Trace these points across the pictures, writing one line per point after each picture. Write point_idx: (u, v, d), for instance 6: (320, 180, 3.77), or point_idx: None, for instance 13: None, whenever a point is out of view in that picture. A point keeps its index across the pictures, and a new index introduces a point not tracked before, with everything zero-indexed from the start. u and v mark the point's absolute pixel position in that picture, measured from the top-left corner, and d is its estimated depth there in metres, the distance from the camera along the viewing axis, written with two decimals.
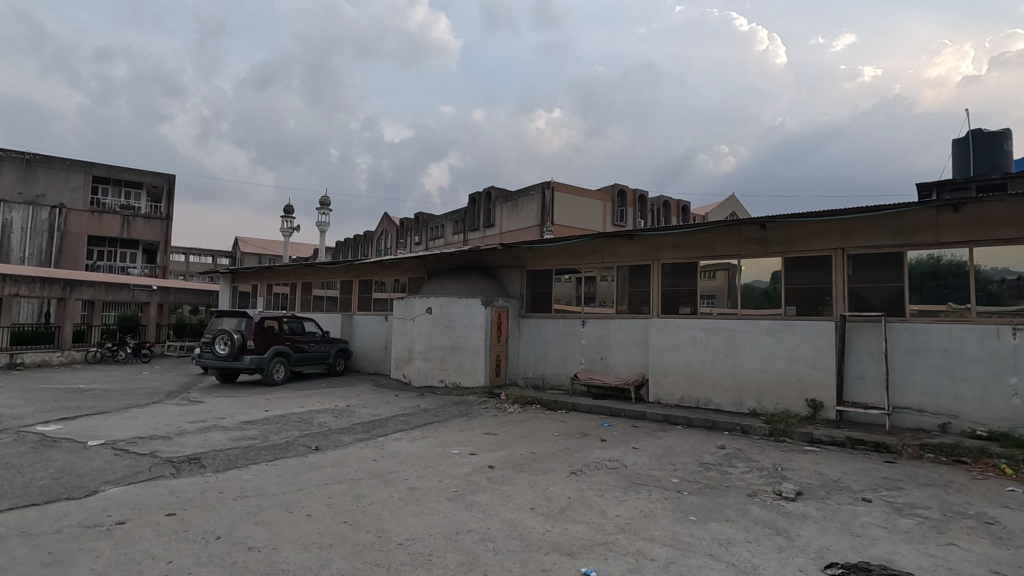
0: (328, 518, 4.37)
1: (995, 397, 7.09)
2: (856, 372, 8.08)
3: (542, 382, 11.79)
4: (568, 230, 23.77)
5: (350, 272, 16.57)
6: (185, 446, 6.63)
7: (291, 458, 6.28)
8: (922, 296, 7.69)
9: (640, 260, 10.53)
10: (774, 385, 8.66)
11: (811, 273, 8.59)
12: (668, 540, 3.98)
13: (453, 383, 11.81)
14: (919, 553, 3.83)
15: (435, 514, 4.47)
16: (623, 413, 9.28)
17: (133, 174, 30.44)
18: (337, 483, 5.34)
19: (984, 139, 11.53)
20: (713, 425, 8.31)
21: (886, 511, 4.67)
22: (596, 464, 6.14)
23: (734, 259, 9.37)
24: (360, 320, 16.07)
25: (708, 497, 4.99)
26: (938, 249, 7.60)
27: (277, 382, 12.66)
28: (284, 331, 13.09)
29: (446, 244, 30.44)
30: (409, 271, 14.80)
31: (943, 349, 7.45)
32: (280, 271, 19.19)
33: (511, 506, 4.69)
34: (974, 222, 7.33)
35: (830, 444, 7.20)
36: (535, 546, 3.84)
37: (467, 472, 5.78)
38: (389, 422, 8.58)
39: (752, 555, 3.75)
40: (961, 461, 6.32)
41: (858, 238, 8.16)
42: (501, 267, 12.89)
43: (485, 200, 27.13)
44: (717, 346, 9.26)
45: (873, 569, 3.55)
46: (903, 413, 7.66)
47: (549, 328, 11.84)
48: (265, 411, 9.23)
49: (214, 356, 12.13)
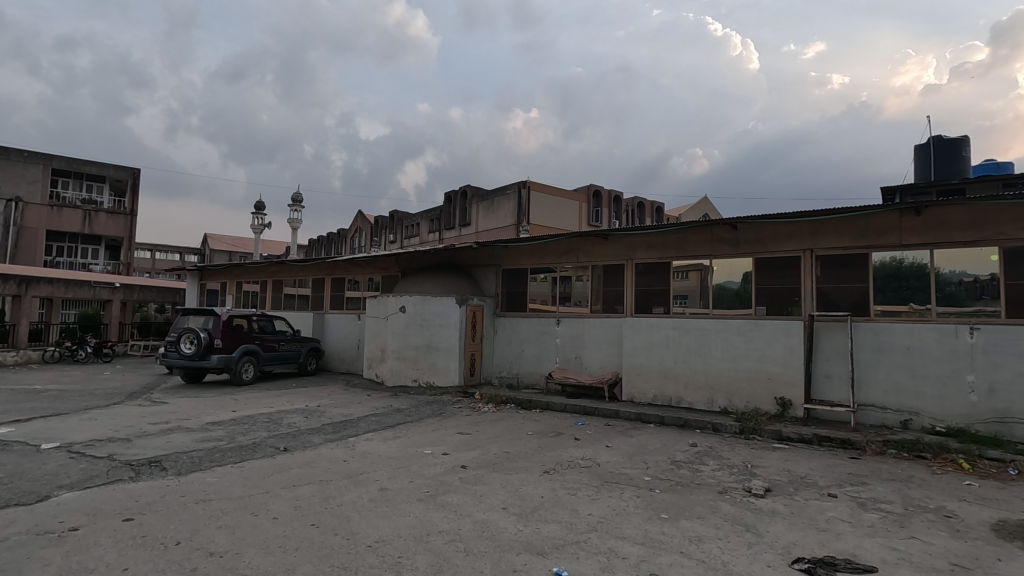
0: (294, 520, 4.26)
1: (953, 395, 7.32)
2: (823, 371, 8.26)
3: (517, 381, 11.76)
4: (545, 230, 23.78)
5: (322, 270, 16.29)
6: (146, 448, 6.39)
7: (258, 460, 6.12)
8: (886, 297, 7.90)
9: (615, 260, 10.60)
10: (744, 383, 8.79)
11: (781, 274, 8.76)
12: (639, 538, 3.99)
13: (427, 383, 11.70)
14: (882, 547, 3.92)
15: (406, 515, 4.40)
16: (596, 412, 9.30)
17: (95, 167, 29.42)
18: (305, 485, 5.21)
19: (944, 146, 11.93)
20: (685, 423, 8.41)
21: (851, 506, 4.78)
22: (569, 462, 6.13)
23: (706, 259, 9.49)
24: (332, 319, 15.79)
25: (680, 495, 5.01)
26: (900, 251, 7.82)
27: (245, 382, 12.37)
28: (253, 330, 12.78)
29: (421, 243, 30.22)
30: (383, 269, 14.62)
31: (906, 348, 7.67)
32: (250, 270, 18.77)
33: (483, 506, 4.65)
34: (935, 225, 7.56)
35: (798, 441, 7.33)
36: (507, 546, 3.81)
37: (438, 472, 5.71)
38: (360, 422, 8.43)
39: (722, 552, 3.78)
40: (921, 457, 6.51)
41: (826, 239, 8.35)
42: (476, 267, 12.82)
43: (461, 199, 27.00)
44: (690, 345, 9.37)
45: (837, 563, 3.62)
46: (867, 410, 7.86)
47: (524, 327, 11.82)
48: (233, 412, 9.01)
49: (179, 355, 11.78)
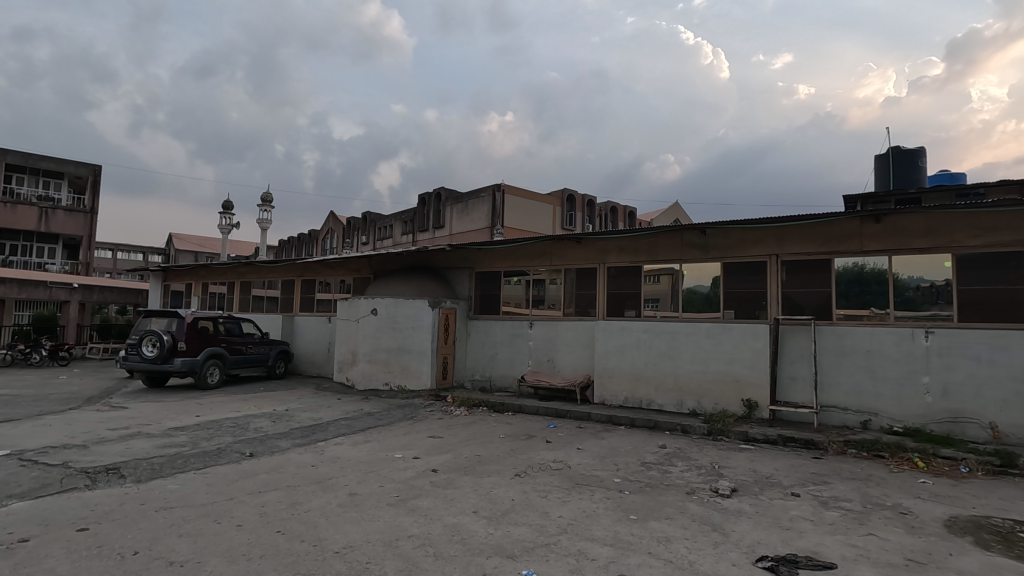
0: (259, 527, 4.16)
1: (910, 396, 7.60)
2: (788, 373, 8.48)
3: (490, 384, 11.75)
4: (518, 233, 23.85)
5: (292, 272, 16.00)
6: (104, 455, 6.17)
7: (223, 466, 5.97)
8: (848, 301, 8.17)
9: (588, 263, 10.69)
10: (713, 385, 8.95)
11: (748, 278, 8.97)
12: (608, 539, 4.03)
13: (399, 387, 11.58)
14: (841, 544, 4.04)
15: (375, 520, 4.35)
16: (568, 415, 9.35)
17: (54, 163, 28.36)
18: (272, 491, 5.10)
19: (902, 156, 12.41)
20: (655, 425, 8.53)
21: (814, 505, 4.92)
22: (541, 465, 6.15)
23: (676, 264, 9.65)
24: (302, 321, 15.52)
25: (649, 496, 5.08)
26: (862, 258, 8.09)
27: (210, 386, 12.06)
28: (219, 332, 12.46)
29: (394, 245, 29.96)
30: (355, 271, 14.44)
31: (866, 351, 7.93)
32: (217, 270, 18.30)
33: (454, 509, 4.63)
34: (893, 232, 7.85)
35: (763, 442, 7.51)
36: (477, 550, 3.80)
37: (409, 476, 5.66)
38: (330, 426, 8.29)
39: (689, 551, 3.84)
40: (880, 456, 6.73)
41: (791, 245, 8.59)
42: (450, 269, 12.77)
43: (435, 201, 26.88)
44: (660, 348, 9.51)
45: (799, 561, 3.71)
46: (829, 411, 8.10)
47: (497, 330, 11.82)
48: (196, 417, 8.76)
49: (141, 358, 11.39)
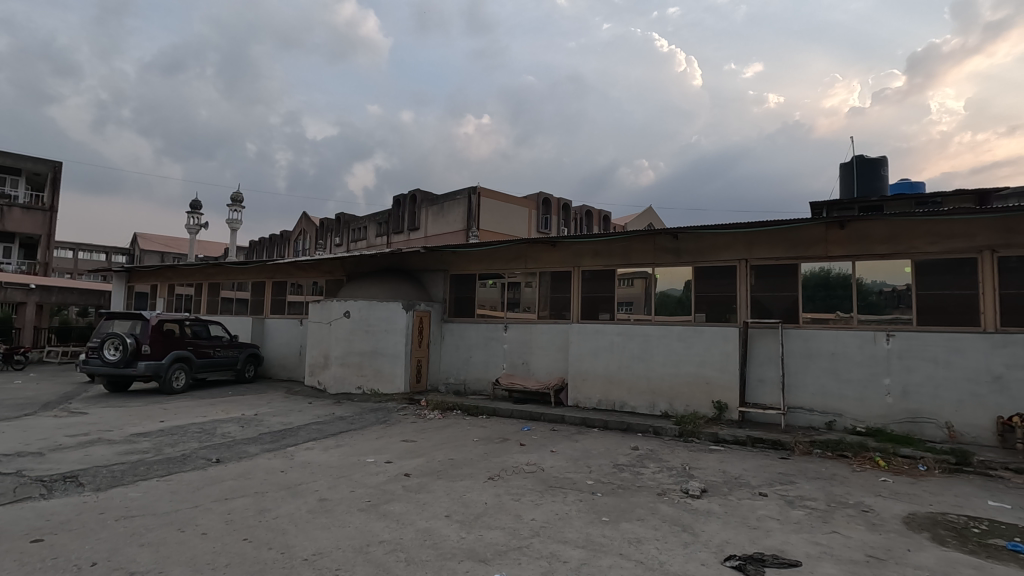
0: (225, 535, 4.06)
1: (872, 397, 7.84)
2: (757, 375, 8.67)
3: (464, 388, 11.71)
4: (494, 236, 23.87)
5: (263, 273, 15.70)
6: (61, 463, 5.93)
7: (187, 472, 5.81)
8: (814, 305, 8.39)
9: (562, 266, 10.75)
10: (684, 388, 9.09)
11: (719, 282, 9.14)
12: (581, 541, 4.05)
13: (372, 390, 11.46)
14: (806, 542, 4.14)
15: (345, 526, 4.28)
16: (542, 417, 9.38)
17: (10, 159, 27.28)
18: (239, 497, 4.98)
19: (865, 165, 12.84)
20: (627, 427, 8.63)
21: (780, 504, 5.03)
22: (514, 468, 6.16)
23: (649, 268, 9.78)
24: (273, 323, 15.22)
25: (621, 497, 5.13)
26: (827, 263, 8.33)
27: (176, 391, 11.72)
28: (186, 335, 12.13)
29: (368, 247, 29.63)
30: (328, 273, 14.24)
31: (831, 353, 8.17)
32: (184, 271, 17.82)
33: (426, 514, 4.59)
34: (857, 238, 8.10)
35: (733, 443, 7.66)
36: (449, 554, 3.77)
37: (381, 481, 5.59)
38: (300, 431, 8.15)
39: (659, 552, 3.89)
40: (844, 456, 6.92)
41: (760, 250, 8.79)
42: (424, 271, 12.69)
43: (410, 202, 26.70)
44: (633, 350, 9.62)
45: (765, 559, 3.80)
46: (796, 412, 8.30)
47: (471, 333, 11.79)
48: (160, 422, 8.51)
49: (102, 362, 11.01)
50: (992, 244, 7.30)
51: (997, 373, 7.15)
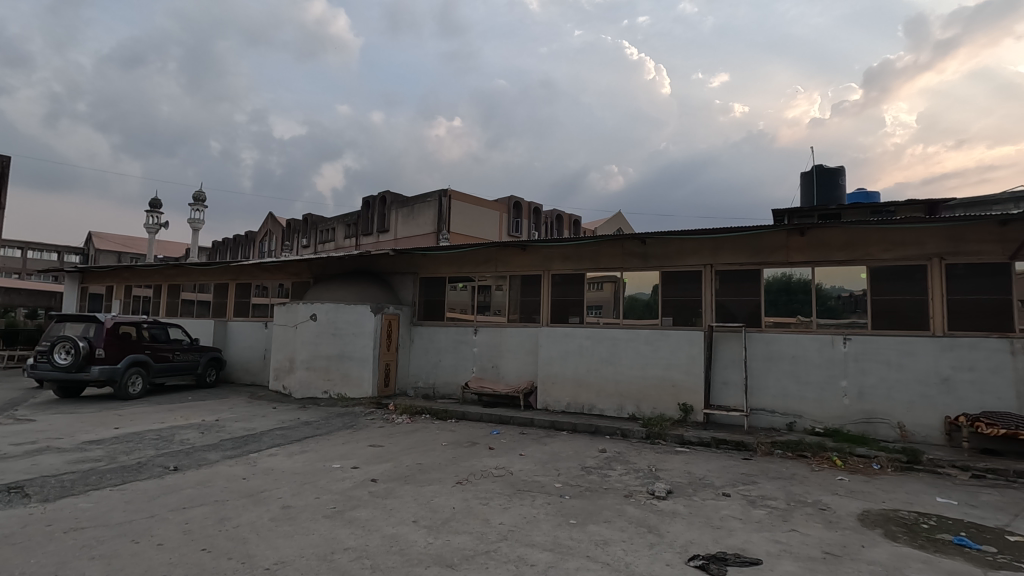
0: (182, 545, 3.93)
1: (830, 399, 8.11)
2: (721, 378, 8.87)
3: (433, 392, 11.62)
4: (465, 239, 23.81)
5: (226, 274, 15.28)
6: (5, 473, 5.64)
7: (143, 481, 5.59)
8: (776, 310, 8.65)
9: (532, 270, 10.80)
10: (651, 391, 9.23)
11: (685, 287, 9.33)
12: (548, 544, 4.06)
13: (339, 395, 11.27)
14: (767, 540, 4.26)
15: (310, 534, 4.19)
16: (512, 421, 9.39)
17: None
18: (198, 506, 4.82)
19: (824, 174, 13.31)
20: (596, 430, 8.71)
21: (742, 504, 5.15)
22: (483, 472, 6.14)
23: (618, 272, 9.91)
24: (236, 326, 14.82)
25: (589, 500, 5.17)
26: (788, 268, 8.60)
27: (132, 397, 11.30)
28: (143, 338, 11.70)
29: (337, 249, 29.16)
30: (294, 275, 13.95)
31: (792, 356, 8.42)
32: (142, 272, 17.20)
33: (393, 520, 4.54)
34: (816, 245, 8.38)
35: (698, 444, 7.81)
36: (416, 560, 3.73)
37: (347, 487, 5.50)
38: (263, 436, 7.94)
39: (625, 553, 3.94)
40: (803, 456, 7.14)
41: (724, 256, 9.01)
42: (393, 274, 12.57)
43: (380, 204, 26.42)
44: (602, 354, 9.72)
45: (728, 558, 3.88)
46: (758, 414, 8.52)
47: (441, 336, 11.72)
48: (115, 429, 8.17)
49: (52, 366, 10.51)
50: (941, 252, 7.66)
51: (945, 375, 7.49)
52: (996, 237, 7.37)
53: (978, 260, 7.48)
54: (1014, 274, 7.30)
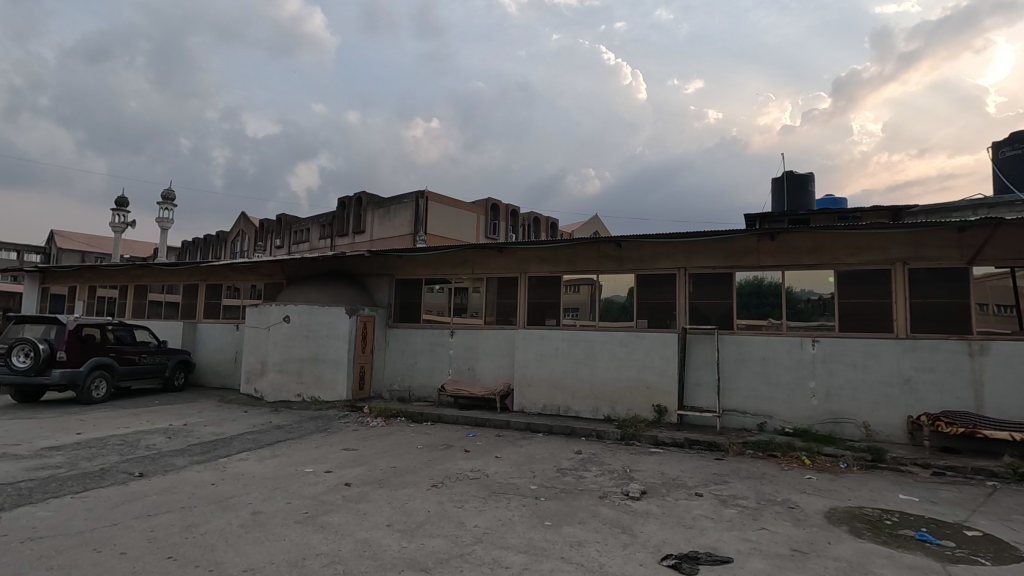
0: (147, 554, 3.81)
1: (799, 399, 8.31)
2: (694, 379, 9.01)
3: (409, 394, 11.52)
4: (442, 240, 23.72)
5: (196, 275, 14.92)
6: None
7: (106, 488, 5.41)
8: (747, 312, 8.82)
9: (509, 272, 10.81)
10: (626, 392, 9.32)
11: (659, 290, 9.45)
12: (523, 546, 4.07)
13: (312, 398, 11.10)
14: (737, 539, 4.33)
15: (280, 540, 4.11)
16: (487, 423, 9.37)
17: None
18: (164, 513, 4.69)
19: (794, 180, 13.65)
20: (571, 431, 8.76)
21: (714, 504, 5.24)
22: (458, 475, 6.12)
23: (594, 275, 9.99)
24: (206, 328, 14.48)
25: (564, 501, 5.19)
26: (759, 272, 8.78)
27: (95, 401, 10.94)
28: (107, 341, 11.34)
29: (311, 249, 28.73)
30: (266, 276, 13.70)
31: (762, 358, 8.60)
32: (107, 272, 16.68)
33: (366, 524, 4.48)
34: (785, 249, 8.58)
35: (671, 445, 7.92)
36: (389, 565, 3.69)
37: (320, 491, 5.42)
38: (233, 441, 7.77)
39: (600, 554, 3.96)
40: (773, 455, 7.29)
41: (698, 259, 9.16)
42: (369, 276, 12.44)
43: (355, 205, 26.14)
44: (578, 355, 9.77)
45: (700, 557, 3.94)
46: (730, 415, 8.67)
47: (417, 338, 11.64)
48: (76, 435, 7.89)
49: (9, 370, 10.09)
50: (903, 257, 7.92)
51: (907, 376, 7.74)
52: (955, 243, 7.66)
53: (938, 265, 7.75)
54: (971, 278, 7.59)
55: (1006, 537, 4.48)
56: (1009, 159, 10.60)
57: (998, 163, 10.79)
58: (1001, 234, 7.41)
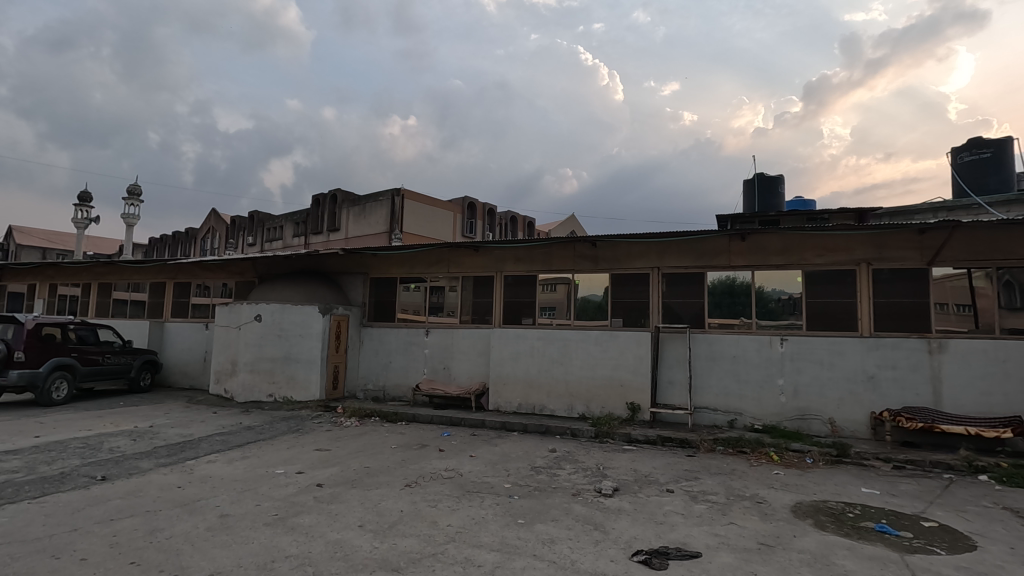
0: (108, 560, 3.71)
1: (768, 396, 8.50)
2: (667, 377, 9.15)
3: (383, 394, 11.44)
4: (418, 239, 23.55)
5: (163, 273, 14.54)
6: None
7: (66, 493, 5.24)
8: (719, 311, 8.98)
9: (484, 271, 10.81)
10: (600, 390, 9.40)
11: (634, 289, 9.56)
12: (495, 544, 4.08)
13: (284, 398, 10.92)
14: (706, 534, 4.42)
15: (248, 543, 4.04)
16: (462, 422, 9.35)
17: None
18: (126, 518, 4.56)
19: (765, 182, 13.95)
20: (546, 429, 8.81)
21: (685, 499, 5.33)
22: (432, 474, 6.10)
23: (569, 274, 10.05)
24: (174, 328, 14.12)
25: (537, 499, 5.22)
26: (731, 272, 8.94)
27: (55, 403, 10.57)
28: (69, 341, 10.97)
29: (284, 247, 28.23)
30: (237, 274, 13.42)
31: (732, 356, 8.78)
32: (68, 270, 16.11)
33: (338, 525, 4.44)
34: (755, 249, 8.77)
35: (644, 442, 8.02)
36: (360, 566, 3.66)
37: (291, 492, 5.34)
38: (202, 442, 7.62)
39: (571, 551, 4.00)
40: (743, 451, 7.44)
41: (671, 259, 9.29)
42: (343, 274, 12.30)
43: (330, 202, 25.79)
44: (553, 354, 9.82)
45: (669, 552, 4.00)
46: (702, 412, 8.83)
47: (391, 337, 11.55)
48: (35, 438, 7.62)
49: None
50: (868, 258, 8.17)
51: (870, 373, 7.99)
52: (916, 244, 7.93)
53: (900, 265, 8.02)
54: (931, 279, 7.87)
55: (961, 527, 4.67)
56: (967, 164, 11.01)
57: (957, 168, 11.19)
58: (958, 236, 7.70)
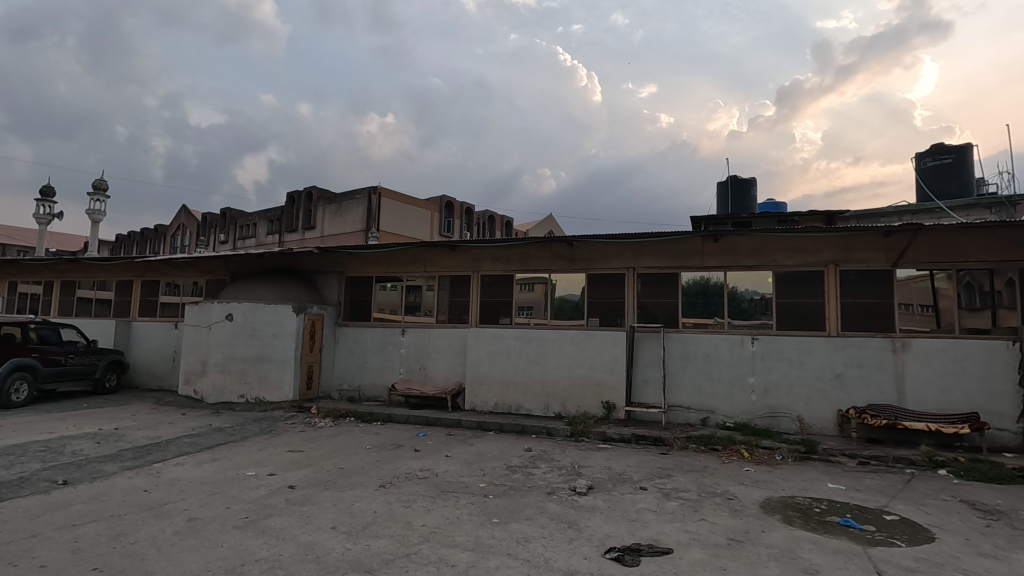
0: (69, 567, 3.59)
1: (739, 395, 8.67)
2: (642, 376, 9.26)
3: (358, 394, 11.32)
4: (394, 238, 23.35)
5: (130, 271, 14.14)
6: None
7: (25, 498, 5.06)
8: (693, 311, 9.13)
9: (461, 271, 10.78)
10: (576, 390, 9.47)
11: (609, 289, 9.65)
12: (469, 544, 4.07)
13: (256, 398, 10.72)
14: (677, 530, 4.48)
15: (217, 546, 3.97)
16: (438, 422, 9.31)
17: None
18: (89, 523, 4.43)
19: (737, 185, 14.24)
20: (522, 429, 8.83)
21: (657, 497, 5.40)
22: (407, 474, 6.06)
23: (547, 274, 10.09)
24: (141, 327, 13.75)
25: (512, 499, 5.23)
26: (704, 273, 9.10)
27: (15, 405, 10.19)
28: (29, 340, 10.59)
29: (258, 245, 27.69)
30: (208, 272, 13.13)
31: (705, 355, 8.93)
32: (29, 268, 15.53)
33: (310, 527, 4.38)
34: (728, 250, 8.93)
35: (619, 441, 8.11)
36: (332, 567, 3.63)
37: (263, 494, 5.25)
38: (170, 444, 7.44)
39: (545, 549, 4.02)
40: (715, 449, 7.58)
41: (646, 259, 9.40)
42: (318, 273, 12.14)
43: (306, 200, 25.42)
44: (530, 354, 9.84)
45: (642, 549, 4.05)
46: (675, 410, 8.96)
47: (367, 337, 11.44)
48: None
49: None
50: (836, 259, 8.39)
51: (837, 372, 8.20)
52: (881, 246, 8.18)
53: (866, 267, 8.25)
54: (896, 280, 8.12)
55: (920, 520, 4.83)
56: (930, 169, 11.38)
57: (921, 173, 11.56)
58: (921, 239, 7.96)
